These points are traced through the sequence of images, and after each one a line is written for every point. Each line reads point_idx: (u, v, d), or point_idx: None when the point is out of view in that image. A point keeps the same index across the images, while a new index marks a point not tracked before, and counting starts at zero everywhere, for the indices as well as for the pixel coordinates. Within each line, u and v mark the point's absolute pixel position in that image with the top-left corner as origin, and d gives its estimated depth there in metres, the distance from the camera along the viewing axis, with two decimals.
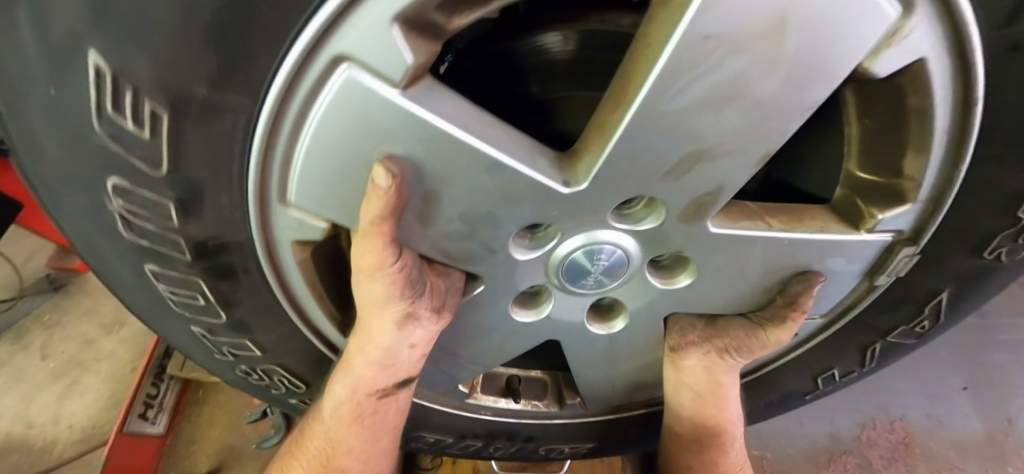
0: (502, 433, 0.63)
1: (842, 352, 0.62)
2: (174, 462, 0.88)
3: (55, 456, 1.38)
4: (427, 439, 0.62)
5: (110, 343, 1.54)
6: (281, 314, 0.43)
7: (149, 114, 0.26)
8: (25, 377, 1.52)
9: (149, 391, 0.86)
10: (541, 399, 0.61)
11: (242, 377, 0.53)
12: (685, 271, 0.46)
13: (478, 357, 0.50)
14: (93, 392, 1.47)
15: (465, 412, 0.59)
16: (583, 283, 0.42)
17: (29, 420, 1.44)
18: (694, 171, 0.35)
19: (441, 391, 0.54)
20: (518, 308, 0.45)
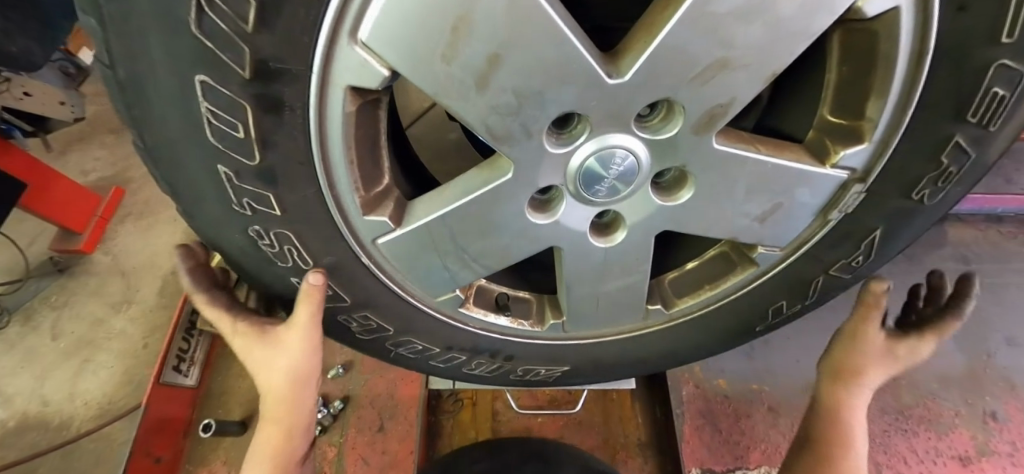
0: (486, 348, 0.69)
1: (790, 286, 0.66)
2: (208, 412, 0.93)
3: (73, 431, 1.41)
4: (415, 345, 0.66)
5: (120, 321, 1.57)
6: (332, 230, 0.48)
7: (232, 22, 0.30)
8: (38, 357, 1.55)
9: (180, 346, 0.91)
10: (526, 319, 0.67)
11: (252, 241, 0.49)
12: (684, 188, 0.51)
13: (482, 257, 0.54)
14: (106, 369, 1.50)
15: (455, 322, 0.64)
16: (596, 190, 0.48)
17: (45, 397, 1.48)
18: (717, 79, 0.39)
19: (439, 293, 0.58)
20: (534, 211, 0.50)
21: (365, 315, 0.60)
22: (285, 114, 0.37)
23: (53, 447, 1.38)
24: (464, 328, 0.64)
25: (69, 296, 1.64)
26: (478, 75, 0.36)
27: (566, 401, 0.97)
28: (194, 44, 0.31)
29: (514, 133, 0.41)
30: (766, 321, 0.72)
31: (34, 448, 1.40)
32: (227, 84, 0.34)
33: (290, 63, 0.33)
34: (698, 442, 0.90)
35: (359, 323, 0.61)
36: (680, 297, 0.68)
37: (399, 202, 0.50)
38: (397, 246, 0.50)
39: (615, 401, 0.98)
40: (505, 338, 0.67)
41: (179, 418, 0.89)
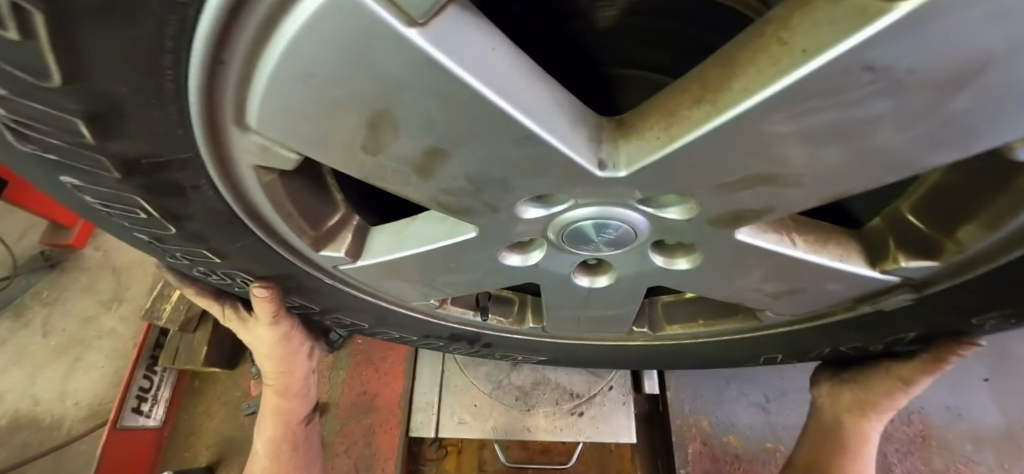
0: (463, 337, 0.64)
1: (804, 349, 0.57)
2: (172, 455, 0.87)
3: (65, 433, 1.39)
4: (390, 335, 0.62)
5: (110, 320, 1.51)
6: (273, 255, 0.41)
7: (53, 103, 0.21)
8: (28, 354, 1.50)
9: (141, 384, 0.85)
10: (505, 317, 0.60)
11: (202, 274, 0.46)
12: (686, 256, 0.41)
13: (451, 286, 0.47)
14: (97, 370, 1.45)
15: (433, 317, 0.59)
16: (582, 247, 0.38)
17: (35, 397, 1.44)
18: (750, 191, 0.29)
19: (406, 298, 0.51)
20: (508, 252, 0.41)
21: (338, 315, 0.57)
22: (190, 195, 0.29)
23: (42, 451, 1.36)
24: (441, 321, 0.60)
25: (59, 292, 1.58)
26: (416, 166, 0.27)
27: (559, 452, 0.89)
28: (36, 141, 0.24)
29: (474, 209, 0.32)
30: (757, 363, 0.63)
31: (25, 449, 1.38)
32: (98, 177, 0.27)
33: (166, 154, 0.25)
34: None
35: (334, 319, 0.58)
36: (671, 324, 0.58)
37: (358, 231, 0.42)
38: (362, 273, 0.44)
39: (614, 452, 0.89)
40: (481, 330, 0.62)
41: (140, 463, 0.84)
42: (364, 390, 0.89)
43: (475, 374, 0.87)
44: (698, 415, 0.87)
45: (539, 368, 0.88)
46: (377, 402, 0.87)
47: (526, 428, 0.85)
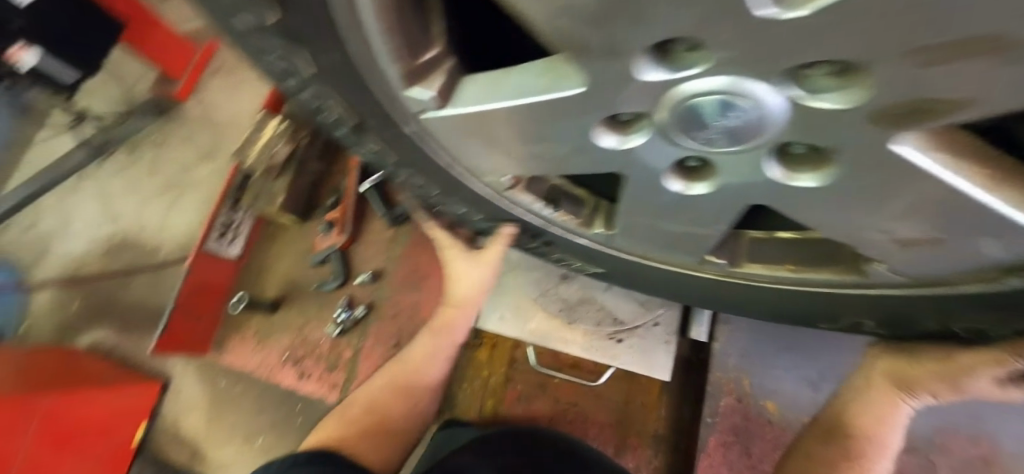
0: (526, 228, 0.62)
1: (904, 319, 0.51)
2: (244, 285, 0.95)
3: (161, 260, 1.57)
4: (452, 210, 0.60)
5: (206, 170, 1.63)
6: (364, 86, 0.40)
7: None
8: (138, 186, 1.67)
9: (223, 219, 0.92)
10: (575, 216, 0.59)
11: (293, 93, 0.45)
12: (813, 171, 0.37)
13: (536, 159, 0.46)
14: (191, 211, 1.61)
15: (498, 199, 0.57)
16: (695, 133, 0.36)
17: (142, 224, 1.62)
18: (954, 64, 0.24)
19: (487, 170, 0.50)
20: (605, 129, 0.39)
21: (402, 173, 0.55)
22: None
23: (144, 268, 1.57)
24: (507, 207, 0.58)
25: (164, 137, 1.69)
26: None
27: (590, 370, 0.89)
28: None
29: (594, 44, 0.29)
30: (835, 325, 0.58)
31: (131, 265, 1.59)
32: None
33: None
34: (719, 459, 0.82)
35: (405, 178, 0.56)
36: (753, 261, 0.55)
37: (450, 77, 0.41)
38: (447, 126, 0.43)
39: (644, 386, 0.88)
40: (546, 226, 0.60)
41: (218, 285, 0.92)
42: (416, 270, 0.89)
43: (525, 278, 0.88)
44: (741, 373, 0.84)
45: (591, 287, 0.87)
46: (426, 281, 0.89)
47: (562, 339, 0.86)
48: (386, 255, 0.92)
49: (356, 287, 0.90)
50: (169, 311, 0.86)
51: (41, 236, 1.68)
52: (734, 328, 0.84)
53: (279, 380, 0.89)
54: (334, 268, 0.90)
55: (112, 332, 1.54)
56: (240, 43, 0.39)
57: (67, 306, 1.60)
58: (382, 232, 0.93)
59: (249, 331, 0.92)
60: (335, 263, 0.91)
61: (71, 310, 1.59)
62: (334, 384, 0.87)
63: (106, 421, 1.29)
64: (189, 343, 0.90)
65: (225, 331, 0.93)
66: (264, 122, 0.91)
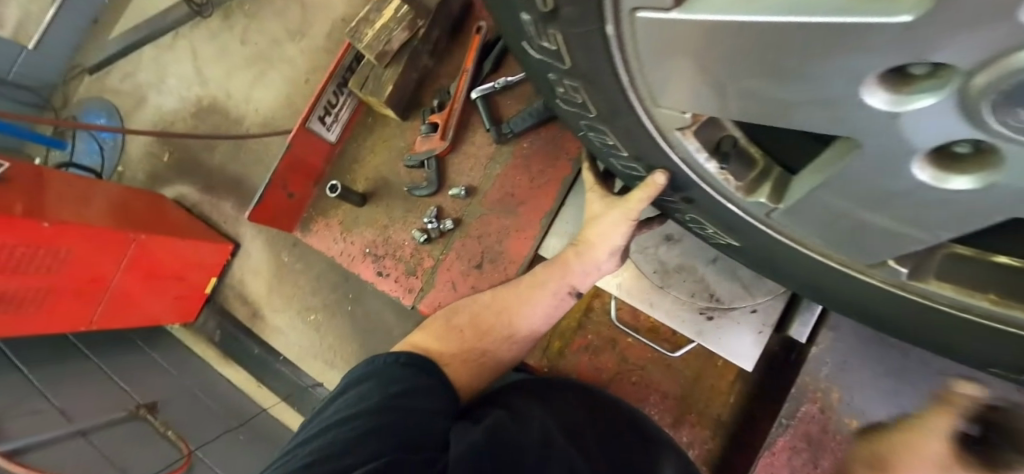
0: (671, 180, 0.55)
1: None
2: (337, 172, 0.94)
3: (244, 130, 1.58)
4: (606, 139, 0.53)
5: (292, 49, 1.57)
6: None
7: None
8: (228, 52, 1.64)
9: (329, 99, 0.88)
10: (736, 179, 0.51)
11: None
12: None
13: (744, 103, 0.38)
14: (275, 87, 1.58)
15: (660, 138, 0.49)
16: (1015, 114, 0.26)
17: (228, 91, 1.62)
18: None
19: (672, 104, 0.42)
20: (882, 82, 0.30)
21: (564, 85, 0.47)
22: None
23: (230, 134, 1.59)
24: (666, 151, 0.50)
25: (257, 7, 1.63)
26: None
27: (668, 340, 0.85)
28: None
29: None
30: (1008, 365, 0.52)
31: (215, 131, 1.61)
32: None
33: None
34: (784, 460, 0.77)
35: (565, 92, 0.49)
36: (940, 279, 0.47)
37: None
38: (663, 33, 0.35)
39: (716, 369, 0.84)
40: (699, 181, 0.53)
41: (312, 166, 0.91)
42: (513, 192, 0.85)
43: None
44: (832, 385, 0.77)
45: (693, 257, 0.80)
46: (519, 210, 0.84)
47: (649, 302, 0.81)
48: (484, 173, 0.86)
49: (447, 199, 0.87)
50: (267, 184, 0.86)
51: (138, 85, 1.70)
52: (835, 338, 0.77)
53: (357, 272, 0.89)
54: (429, 175, 0.86)
55: (195, 189, 1.61)
56: None
57: (157, 157, 1.65)
58: (484, 147, 0.87)
59: (336, 219, 0.92)
60: (432, 170, 0.86)
61: (159, 161, 1.65)
62: (410, 289, 0.86)
63: (183, 269, 1.42)
64: (279, 219, 0.90)
65: (312, 213, 0.94)
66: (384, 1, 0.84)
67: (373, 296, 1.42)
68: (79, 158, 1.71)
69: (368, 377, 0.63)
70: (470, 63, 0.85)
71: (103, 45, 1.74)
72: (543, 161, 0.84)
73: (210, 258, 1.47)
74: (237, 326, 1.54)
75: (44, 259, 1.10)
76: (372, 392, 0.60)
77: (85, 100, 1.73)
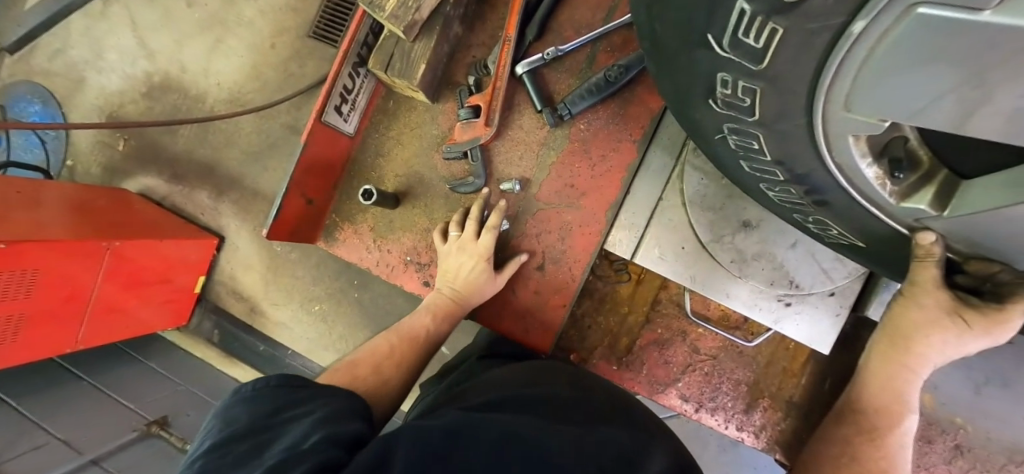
0: (808, 183, 0.48)
1: None
2: (360, 170, 0.81)
3: (208, 109, 1.38)
4: (750, 142, 0.45)
5: (251, 10, 1.36)
6: None
7: None
8: (174, 18, 1.41)
9: (345, 83, 0.75)
10: (893, 183, 0.43)
11: None
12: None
13: (988, 113, 0.29)
14: (237, 57, 1.37)
15: (819, 143, 0.41)
16: None
17: (182, 65, 1.40)
18: None
19: (869, 107, 0.33)
20: None
21: (732, 83, 0.38)
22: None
23: (193, 114, 1.39)
24: (819, 154, 0.42)
25: None
26: None
27: (741, 328, 0.81)
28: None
29: None
30: None
31: (175, 112, 1.40)
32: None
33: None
34: None
35: (729, 93, 0.40)
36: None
37: None
38: (941, 42, 0.25)
39: (789, 352, 0.81)
40: (846, 185, 0.45)
41: (331, 165, 0.79)
42: (573, 182, 0.77)
43: (698, 217, 0.75)
44: None
45: (773, 242, 0.75)
46: (581, 201, 0.77)
47: (726, 293, 0.76)
48: (537, 160, 0.78)
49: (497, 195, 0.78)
50: (284, 192, 0.73)
51: (71, 64, 1.45)
52: None
53: (399, 283, 0.79)
54: (475, 169, 0.77)
55: (162, 180, 1.42)
56: None
57: (112, 147, 1.44)
58: (535, 131, 0.78)
59: (365, 224, 0.80)
60: (476, 163, 0.77)
61: (116, 151, 1.44)
62: None
63: (167, 272, 1.24)
64: (302, 229, 0.78)
65: (335, 219, 0.81)
66: None
67: (382, 282, 1.31)
68: (17, 154, 1.47)
69: (235, 401, 0.56)
70: (513, 30, 0.74)
71: (18, 17, 1.46)
72: (606, 142, 0.77)
73: (195, 256, 1.31)
74: (236, 325, 1.41)
75: (8, 285, 0.92)
76: (243, 416, 0.53)
77: (8, 86, 1.47)
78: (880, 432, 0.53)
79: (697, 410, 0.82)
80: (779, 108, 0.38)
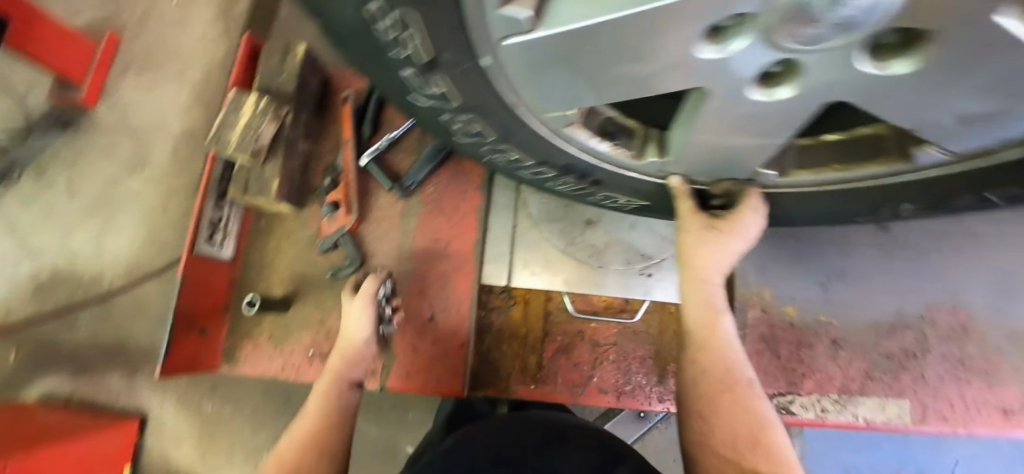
0: (576, 170, 0.61)
1: (932, 196, 0.54)
2: (247, 286, 0.88)
3: (105, 289, 1.39)
4: (510, 155, 0.58)
5: (134, 184, 1.43)
6: (458, 18, 0.37)
7: None
8: (55, 213, 1.45)
9: (212, 216, 0.84)
10: (627, 150, 0.58)
11: (363, 22, 0.38)
12: (904, 61, 0.37)
13: (614, 84, 0.44)
14: (125, 232, 1.41)
15: (556, 140, 0.55)
16: (797, 34, 0.35)
17: (71, 254, 1.42)
18: None
19: (550, 103, 0.48)
20: (701, 40, 0.38)
21: (467, 118, 0.52)
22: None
23: (86, 302, 1.39)
24: (562, 147, 0.56)
25: (78, 154, 1.47)
26: None
27: (624, 309, 0.89)
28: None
29: None
30: (874, 215, 0.62)
31: (69, 302, 1.40)
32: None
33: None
34: (755, 366, 0.90)
35: (462, 124, 0.53)
36: (800, 168, 0.57)
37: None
38: (528, 52, 0.40)
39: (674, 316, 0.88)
40: (598, 164, 0.59)
41: (216, 291, 0.85)
42: (437, 237, 0.88)
43: (550, 230, 0.87)
44: (762, 287, 0.92)
45: (615, 229, 0.88)
46: (450, 248, 0.88)
47: (597, 285, 0.87)
48: (402, 229, 0.88)
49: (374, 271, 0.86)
50: (170, 330, 0.78)
51: None
52: (749, 250, 0.92)
53: (308, 380, 0.83)
54: (347, 253, 0.85)
55: (65, 377, 1.38)
56: None
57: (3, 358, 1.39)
58: (393, 206, 0.89)
59: (263, 334, 0.85)
60: (347, 247, 0.85)
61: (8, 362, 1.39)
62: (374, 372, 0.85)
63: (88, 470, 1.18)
64: (199, 361, 0.82)
65: (234, 340, 0.86)
66: (238, 101, 0.87)
67: None
68: None
69: None
70: (349, 132, 0.89)
71: None
72: (455, 196, 0.89)
73: (114, 445, 1.25)
74: None
75: None
76: None
77: None
78: (712, 339, 0.60)
79: (619, 397, 0.86)
80: (509, 124, 0.52)
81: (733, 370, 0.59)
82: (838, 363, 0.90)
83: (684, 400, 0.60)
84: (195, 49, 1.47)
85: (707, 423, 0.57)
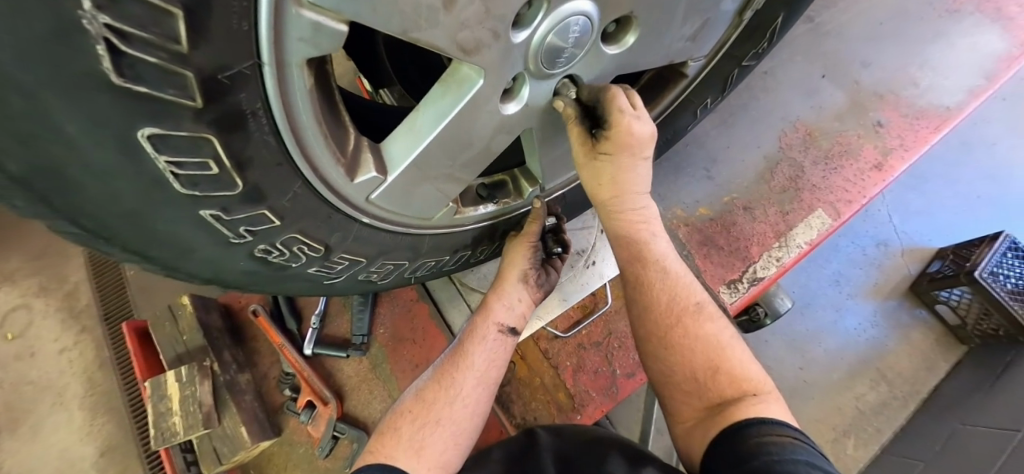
0: (484, 235, 0.68)
1: (713, 85, 0.72)
2: None
3: None
4: (428, 263, 0.63)
5: None
6: (328, 208, 0.42)
7: (183, 32, 0.22)
8: None
9: None
10: (509, 197, 0.66)
11: (258, 265, 0.42)
12: (629, 32, 0.52)
13: (469, 167, 0.52)
14: None
15: (455, 228, 0.62)
16: (557, 62, 0.48)
17: None
18: None
19: (434, 211, 0.54)
20: (504, 101, 0.48)
21: (380, 264, 0.56)
22: (251, 126, 0.29)
23: None
24: (463, 230, 0.63)
25: None
26: None
27: (597, 301, 0.94)
28: (119, 97, 0.23)
29: (483, 41, 0.39)
30: (694, 121, 0.78)
31: None
32: (178, 124, 0.26)
33: (237, 63, 0.26)
34: (712, 266, 1.01)
35: (376, 272, 0.57)
36: None
37: (373, 149, 0.45)
38: (392, 194, 0.47)
39: None
40: (495, 221, 0.67)
41: None
42: (415, 363, 0.85)
43: None
44: (668, 209, 1.04)
45: None
46: None
47: (562, 298, 0.90)
48: (381, 381, 0.86)
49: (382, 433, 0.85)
50: None
51: None
52: None
53: None
54: (349, 437, 0.84)
55: None
56: (200, 247, 0.36)
57: None
58: (360, 366, 0.87)
59: None
60: (349, 434, 0.83)
61: None
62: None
63: None
64: None
65: None
66: (156, 386, 0.80)
67: None
68: None
69: None
70: (280, 338, 0.85)
71: None
72: (406, 321, 0.87)
73: None
74: None
75: None
76: None
77: None
78: (650, 286, 0.73)
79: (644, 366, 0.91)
80: (415, 244, 0.58)
81: (684, 298, 0.73)
82: (762, 219, 1.04)
83: (648, 335, 0.74)
84: (66, 372, 1.36)
85: (667, 359, 0.73)
